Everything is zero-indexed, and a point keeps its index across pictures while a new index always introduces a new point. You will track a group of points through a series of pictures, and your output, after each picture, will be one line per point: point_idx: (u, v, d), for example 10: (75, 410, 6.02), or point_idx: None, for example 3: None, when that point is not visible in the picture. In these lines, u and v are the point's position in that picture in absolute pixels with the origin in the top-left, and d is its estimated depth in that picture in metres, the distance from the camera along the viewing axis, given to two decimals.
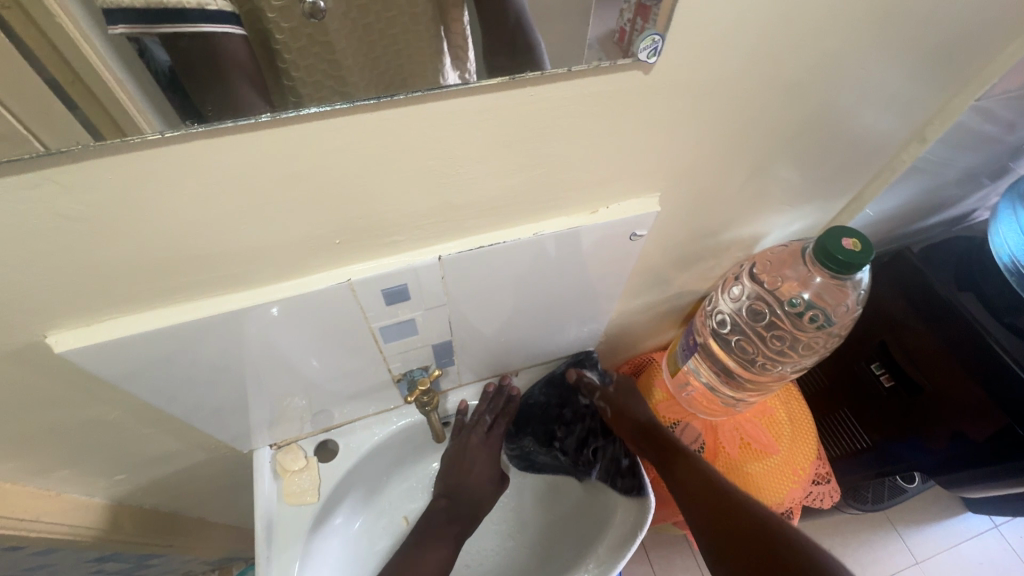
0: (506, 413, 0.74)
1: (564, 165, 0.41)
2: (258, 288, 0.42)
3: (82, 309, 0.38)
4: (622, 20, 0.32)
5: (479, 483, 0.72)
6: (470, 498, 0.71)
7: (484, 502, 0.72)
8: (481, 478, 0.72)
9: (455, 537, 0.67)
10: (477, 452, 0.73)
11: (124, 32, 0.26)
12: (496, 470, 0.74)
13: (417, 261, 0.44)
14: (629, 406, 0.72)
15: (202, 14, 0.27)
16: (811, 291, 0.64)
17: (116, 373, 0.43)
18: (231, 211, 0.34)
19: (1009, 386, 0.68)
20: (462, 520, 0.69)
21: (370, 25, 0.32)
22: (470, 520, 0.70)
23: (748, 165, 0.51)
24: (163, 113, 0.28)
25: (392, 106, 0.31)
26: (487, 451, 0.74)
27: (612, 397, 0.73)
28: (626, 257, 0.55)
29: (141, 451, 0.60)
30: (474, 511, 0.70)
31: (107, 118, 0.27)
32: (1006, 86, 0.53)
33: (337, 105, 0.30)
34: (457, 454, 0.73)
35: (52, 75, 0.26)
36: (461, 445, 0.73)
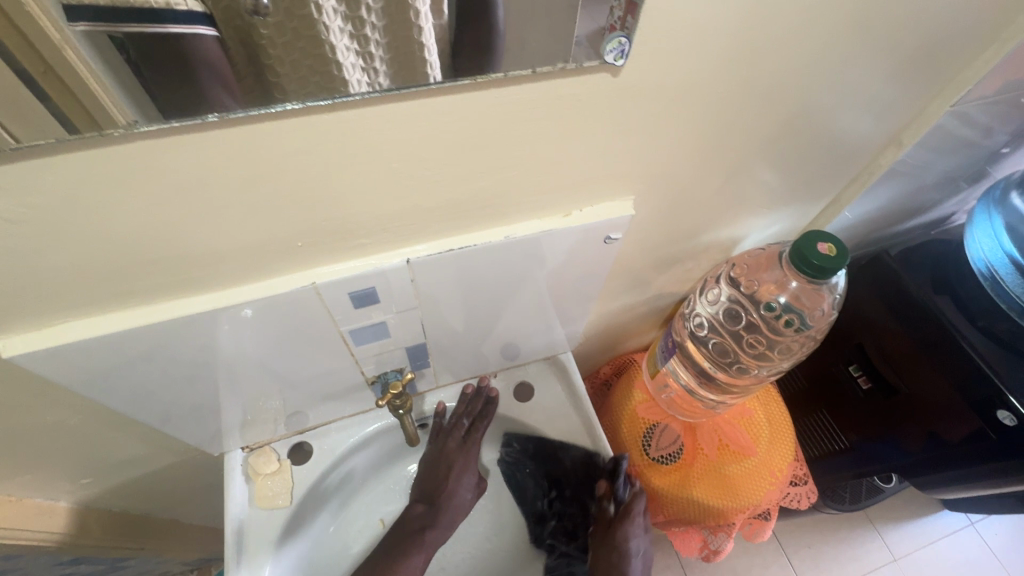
0: (483, 424, 0.73)
1: (537, 168, 0.40)
2: (220, 292, 0.41)
3: (34, 313, 0.36)
4: (612, 18, 0.32)
5: (452, 490, 0.69)
6: (443, 502, 0.68)
7: (456, 510, 0.69)
8: (457, 483, 0.70)
9: (423, 550, 0.65)
10: (452, 459, 0.71)
11: (90, 28, 0.24)
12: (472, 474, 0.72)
13: (385, 264, 0.43)
14: (624, 547, 0.66)
15: (171, 15, 0.25)
16: (788, 294, 0.64)
17: (72, 378, 0.41)
18: (186, 213, 0.33)
19: (982, 390, 0.70)
20: (433, 528, 0.67)
21: (362, 17, 0.29)
22: (443, 526, 0.68)
23: (725, 168, 0.50)
24: (139, 104, 0.27)
25: (368, 104, 0.30)
26: (460, 463, 0.71)
27: (612, 530, 0.67)
28: (602, 259, 0.54)
29: (106, 455, 0.59)
30: (446, 517, 0.68)
31: (81, 111, 0.26)
32: (982, 92, 0.53)
33: (295, 104, 0.29)
34: (432, 463, 0.71)
35: (24, 68, 0.24)
36: (437, 453, 0.71)
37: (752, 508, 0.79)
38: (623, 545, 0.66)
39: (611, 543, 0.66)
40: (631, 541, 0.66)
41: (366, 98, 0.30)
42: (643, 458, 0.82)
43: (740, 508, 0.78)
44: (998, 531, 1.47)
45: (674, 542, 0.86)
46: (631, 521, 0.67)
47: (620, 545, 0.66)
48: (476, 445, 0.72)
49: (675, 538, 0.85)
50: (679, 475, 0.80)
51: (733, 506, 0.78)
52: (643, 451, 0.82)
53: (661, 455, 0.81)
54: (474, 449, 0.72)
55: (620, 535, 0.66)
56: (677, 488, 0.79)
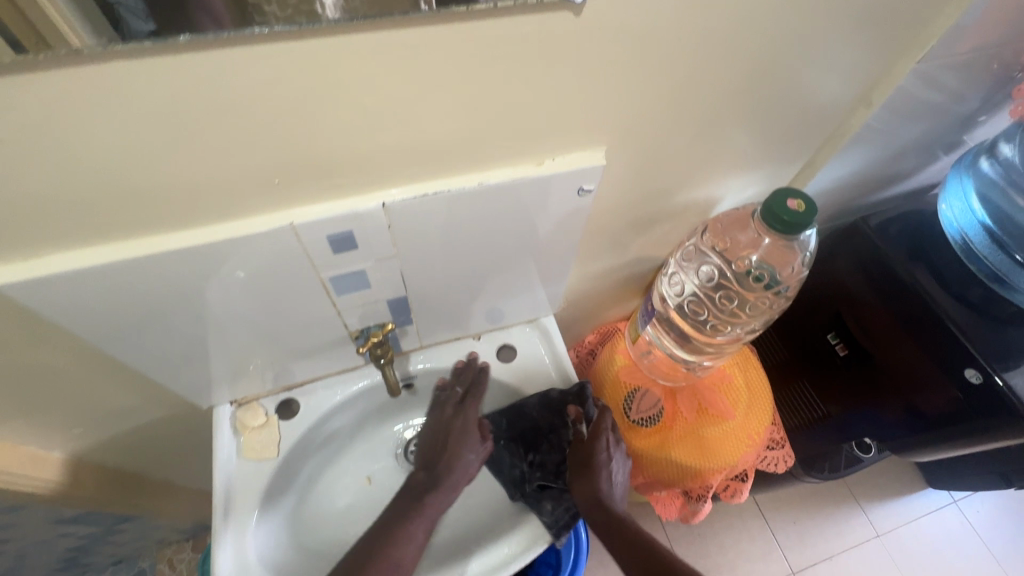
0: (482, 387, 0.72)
1: (506, 111, 0.42)
2: (201, 230, 0.42)
3: (21, 242, 0.38)
4: None
5: (456, 452, 0.67)
6: (447, 467, 0.66)
7: (463, 475, 0.66)
8: (459, 448, 0.67)
9: (428, 510, 0.63)
10: (452, 422, 0.69)
11: None
12: (480, 441, 0.69)
13: (360, 207, 0.44)
14: (601, 459, 0.66)
15: None
16: (760, 253, 0.65)
17: (59, 313, 0.43)
18: (165, 142, 0.35)
19: (952, 353, 0.72)
20: (439, 488, 0.64)
21: None
22: (448, 487, 0.65)
23: (695, 122, 0.52)
24: (95, 29, 0.28)
25: (340, 31, 0.32)
26: (463, 426, 0.69)
27: (587, 443, 0.67)
28: (577, 214, 0.56)
29: (98, 403, 0.61)
30: (453, 478, 0.65)
31: (34, 35, 0.27)
32: (946, 51, 0.54)
33: (278, 27, 0.30)
34: (434, 427, 0.69)
35: None
36: (439, 415, 0.70)
37: (728, 469, 0.81)
38: (602, 457, 0.66)
39: (589, 452, 0.66)
40: (612, 456, 0.67)
41: (337, 24, 0.31)
42: (624, 420, 0.83)
43: (717, 470, 0.81)
44: (980, 508, 1.50)
45: (656, 507, 0.89)
46: (614, 438, 0.68)
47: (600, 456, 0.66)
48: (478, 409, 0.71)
49: (658, 503, 0.88)
50: (659, 437, 0.82)
51: (710, 467, 0.80)
52: (624, 414, 0.83)
53: (640, 418, 0.83)
54: (473, 413, 0.70)
55: (601, 449, 0.66)
56: (656, 449, 0.81)
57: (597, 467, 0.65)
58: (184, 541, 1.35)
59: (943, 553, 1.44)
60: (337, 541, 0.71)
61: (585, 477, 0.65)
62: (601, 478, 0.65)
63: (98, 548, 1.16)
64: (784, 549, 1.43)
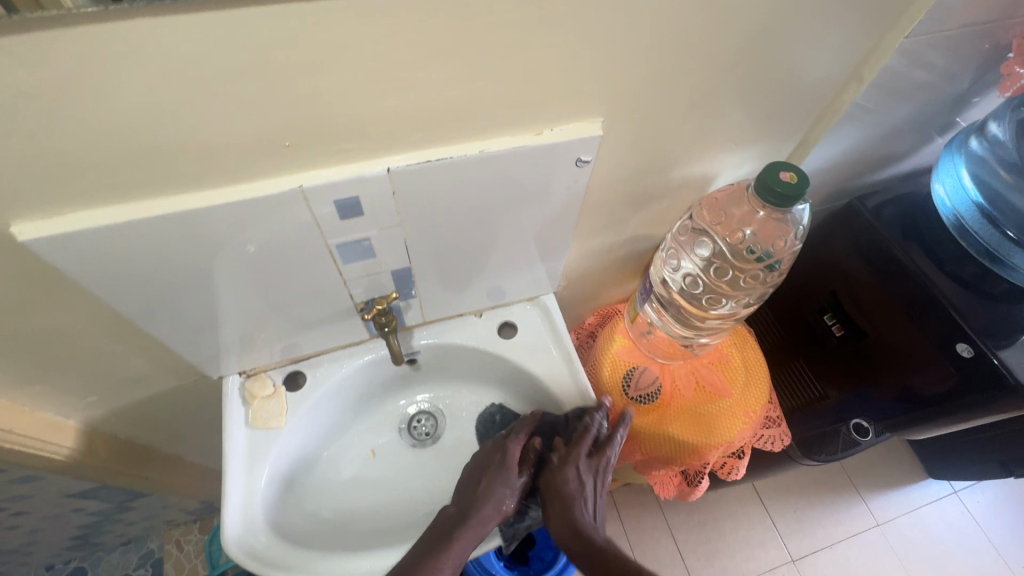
0: (529, 428, 0.70)
1: (507, 78, 0.44)
2: (214, 191, 0.44)
3: (46, 199, 0.40)
4: None
5: (489, 486, 0.64)
6: (478, 501, 0.63)
7: (495, 511, 0.63)
8: (495, 484, 0.65)
9: (458, 544, 0.60)
10: (492, 458, 0.68)
11: None
12: (517, 478, 0.66)
13: (367, 172, 0.47)
14: (571, 488, 0.63)
15: None
16: (753, 227, 0.68)
17: (81, 270, 0.45)
18: (182, 101, 0.37)
19: (944, 328, 0.74)
20: (468, 521, 0.61)
21: None
22: (478, 524, 0.62)
23: (688, 94, 0.54)
24: None
25: None
26: (501, 462, 0.67)
27: (557, 471, 0.64)
28: (574, 185, 0.58)
29: (113, 371, 0.63)
30: (485, 511, 0.62)
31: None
32: (930, 26, 0.57)
33: None
34: (478, 464, 0.69)
35: None
36: (488, 452, 0.69)
37: (725, 446, 0.83)
38: (576, 486, 0.64)
39: (561, 483, 0.64)
40: (587, 483, 0.64)
41: None
42: (622, 398, 0.85)
43: (714, 445, 0.82)
44: (980, 498, 1.51)
45: (654, 485, 0.90)
46: (590, 464, 0.66)
47: (576, 485, 0.64)
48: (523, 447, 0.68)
49: (656, 481, 0.89)
50: (657, 414, 0.84)
51: (707, 443, 0.82)
52: (623, 392, 0.85)
53: (639, 395, 0.85)
54: (516, 448, 0.68)
55: (573, 478, 0.64)
56: (654, 425, 0.83)
57: (571, 496, 0.63)
58: (192, 523, 1.38)
59: (944, 543, 1.45)
60: (342, 510, 0.73)
61: (557, 507, 0.62)
62: (578, 507, 0.62)
63: (110, 525, 1.19)
64: (784, 537, 1.44)
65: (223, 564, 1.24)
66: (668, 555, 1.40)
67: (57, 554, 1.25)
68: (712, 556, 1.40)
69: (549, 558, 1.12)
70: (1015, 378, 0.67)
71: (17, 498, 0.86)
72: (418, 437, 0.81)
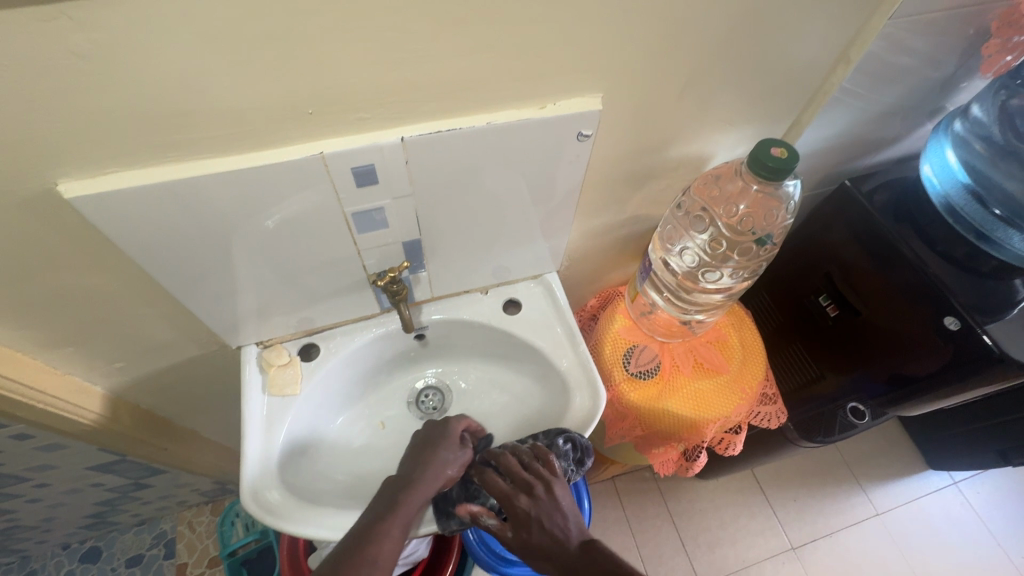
0: (463, 421, 0.72)
1: (512, 51, 0.48)
2: (242, 156, 0.48)
3: (90, 159, 0.44)
4: None
5: (432, 452, 0.67)
6: (422, 465, 0.65)
7: (439, 474, 0.66)
8: (438, 454, 0.67)
9: (404, 507, 0.62)
10: (432, 429, 0.70)
11: None
12: (461, 448, 0.69)
13: (383, 140, 0.50)
14: (532, 531, 0.61)
15: None
16: (747, 202, 0.72)
17: (117, 231, 0.49)
18: (217, 67, 0.40)
19: (935, 303, 0.76)
20: (414, 485, 0.64)
21: None
22: (424, 485, 0.64)
23: (682, 73, 0.57)
24: None
25: None
26: (443, 432, 0.69)
27: (518, 532, 0.61)
28: (576, 159, 0.61)
29: (139, 338, 0.66)
30: (428, 474, 0.65)
31: None
32: (914, 9, 0.60)
33: None
34: (419, 436, 0.70)
35: None
36: (432, 423, 0.71)
37: (723, 421, 0.85)
38: (533, 526, 0.61)
39: (521, 533, 0.61)
40: (540, 512, 0.61)
41: None
42: (623, 373, 0.87)
43: (712, 420, 0.84)
44: (980, 489, 1.52)
45: (654, 462, 0.93)
46: (531, 493, 0.62)
47: (531, 525, 0.61)
48: (464, 425, 0.72)
49: (655, 457, 0.92)
50: (656, 389, 0.86)
51: (705, 417, 0.84)
52: (623, 368, 0.88)
53: (639, 371, 0.87)
54: (458, 423, 0.71)
55: (528, 526, 0.61)
56: (653, 400, 0.85)
57: (535, 536, 0.60)
58: (203, 505, 1.41)
59: (944, 533, 1.46)
60: (353, 474, 0.77)
61: (536, 558, 0.60)
62: (550, 543, 0.59)
63: (125, 504, 1.23)
64: (783, 524, 1.46)
65: (235, 543, 1.28)
66: (669, 540, 1.43)
67: (74, 532, 1.29)
68: (713, 543, 1.43)
69: None
70: (999, 346, 0.69)
71: (41, 468, 0.90)
72: (426, 410, 0.84)
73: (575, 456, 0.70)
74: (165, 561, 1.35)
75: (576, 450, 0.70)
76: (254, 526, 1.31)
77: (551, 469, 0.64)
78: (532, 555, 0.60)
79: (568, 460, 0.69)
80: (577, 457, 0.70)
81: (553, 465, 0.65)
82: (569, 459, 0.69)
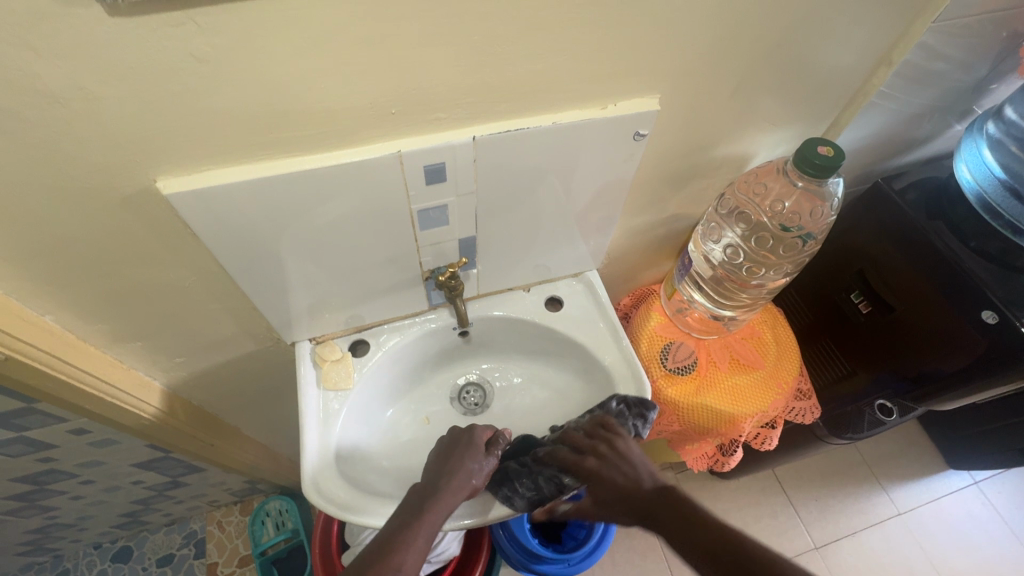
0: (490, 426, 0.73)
1: (582, 53, 0.51)
2: (326, 154, 0.51)
3: (190, 156, 0.46)
4: None
5: (458, 461, 0.67)
6: (448, 474, 0.66)
7: (465, 483, 0.65)
8: (463, 462, 0.67)
9: (430, 515, 0.62)
10: (458, 435, 0.71)
11: None
12: (486, 455, 0.70)
13: (455, 139, 0.53)
14: (608, 480, 0.66)
15: None
16: (790, 200, 0.75)
17: (206, 226, 0.51)
18: (317, 69, 0.43)
19: (972, 298, 0.77)
20: (440, 493, 0.64)
21: None
22: (451, 490, 0.64)
23: (736, 76, 0.60)
24: None
25: None
26: (468, 440, 0.70)
27: (597, 486, 0.66)
28: (629, 158, 0.64)
29: (202, 333, 0.68)
30: (454, 481, 0.65)
31: None
32: (956, 13, 0.62)
33: None
34: (445, 443, 0.71)
35: None
36: (455, 431, 0.72)
37: (760, 416, 0.86)
38: (606, 482, 0.66)
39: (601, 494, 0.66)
40: (610, 467, 0.67)
41: None
42: (661, 369, 0.89)
43: (750, 414, 0.85)
44: (1001, 489, 1.52)
45: (688, 457, 0.94)
46: (598, 456, 0.68)
47: (604, 481, 0.66)
48: (487, 433, 0.72)
49: (690, 453, 0.93)
50: (694, 384, 0.87)
51: (742, 412, 0.85)
52: (661, 364, 0.89)
53: (677, 367, 0.88)
54: (482, 431, 0.72)
55: (604, 480, 0.66)
56: (692, 394, 0.86)
57: (611, 489, 0.65)
58: (232, 505, 1.42)
59: (965, 533, 1.46)
60: (401, 466, 0.79)
61: (619, 513, 0.64)
62: (625, 494, 0.64)
63: (159, 503, 1.24)
64: (806, 523, 1.47)
65: (265, 542, 1.29)
66: None
67: (107, 531, 1.31)
68: None
69: (582, 537, 1.15)
70: None
71: (90, 464, 0.92)
72: (469, 406, 0.86)
73: (634, 413, 0.72)
74: (195, 560, 1.37)
75: (631, 409, 0.73)
76: (284, 524, 1.33)
77: (614, 433, 0.69)
78: (616, 506, 0.64)
79: (631, 423, 0.72)
80: (636, 414, 0.72)
81: (618, 427, 0.69)
82: (632, 419, 0.72)
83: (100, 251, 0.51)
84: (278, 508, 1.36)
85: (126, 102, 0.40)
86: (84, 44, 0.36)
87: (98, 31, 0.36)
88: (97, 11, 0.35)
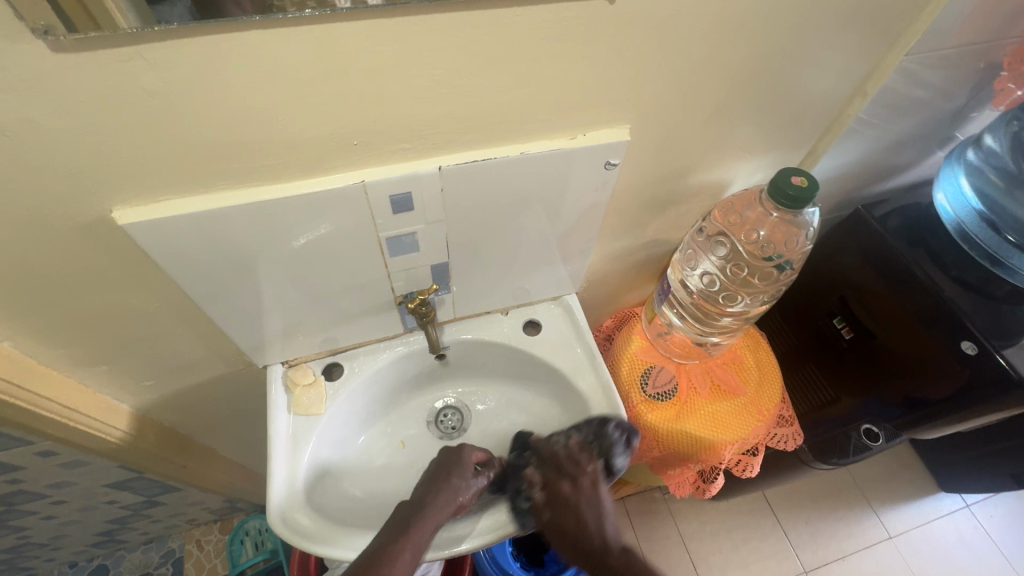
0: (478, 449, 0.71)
1: (550, 85, 0.51)
2: (290, 184, 0.51)
3: (146, 186, 0.46)
4: None
5: (444, 477, 0.66)
6: (439, 490, 0.65)
7: (450, 501, 0.65)
8: (454, 486, 0.66)
9: (416, 532, 0.61)
10: (449, 454, 0.70)
11: None
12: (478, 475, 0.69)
13: (422, 169, 0.53)
14: (574, 515, 0.66)
15: None
16: (766, 228, 0.75)
17: (164, 254, 0.50)
18: (275, 102, 0.43)
19: (953, 327, 0.77)
20: (425, 510, 0.63)
21: None
22: (438, 507, 0.64)
23: (707, 107, 0.60)
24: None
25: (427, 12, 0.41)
26: (458, 458, 0.69)
27: (562, 514, 0.67)
28: (601, 187, 0.64)
29: (170, 356, 0.67)
30: (440, 498, 0.64)
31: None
32: (931, 45, 0.62)
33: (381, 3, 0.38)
34: (436, 461, 0.70)
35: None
36: (445, 451, 0.71)
37: (741, 442, 0.85)
38: (570, 512, 0.66)
39: (558, 523, 0.67)
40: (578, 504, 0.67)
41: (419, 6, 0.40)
42: (641, 395, 0.87)
43: (731, 441, 0.84)
44: (992, 512, 1.50)
45: (670, 483, 0.91)
46: (575, 485, 0.68)
47: (570, 512, 0.67)
48: (477, 452, 0.71)
49: (671, 479, 0.91)
50: (674, 410, 0.86)
51: (722, 439, 0.84)
52: (641, 389, 0.87)
53: (656, 393, 0.87)
54: (473, 450, 0.71)
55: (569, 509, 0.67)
56: (671, 421, 0.84)
57: (571, 524, 0.66)
58: (212, 523, 1.40)
59: (956, 557, 1.44)
60: (372, 493, 0.78)
61: (567, 546, 0.66)
62: (579, 535, 0.65)
63: (136, 522, 1.22)
64: (795, 546, 1.45)
65: (243, 563, 1.27)
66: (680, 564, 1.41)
67: (82, 550, 1.28)
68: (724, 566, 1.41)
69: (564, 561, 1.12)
70: (1016, 370, 0.70)
71: (60, 484, 0.90)
72: (445, 430, 0.85)
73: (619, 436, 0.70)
74: None
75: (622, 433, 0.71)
76: (263, 545, 1.31)
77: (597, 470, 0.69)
78: (564, 540, 0.66)
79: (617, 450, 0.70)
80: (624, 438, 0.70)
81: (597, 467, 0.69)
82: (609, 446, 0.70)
83: (57, 278, 0.50)
84: (257, 527, 1.34)
85: (75, 134, 0.40)
86: (28, 80, 0.35)
87: (44, 66, 0.35)
88: (42, 46, 0.34)
